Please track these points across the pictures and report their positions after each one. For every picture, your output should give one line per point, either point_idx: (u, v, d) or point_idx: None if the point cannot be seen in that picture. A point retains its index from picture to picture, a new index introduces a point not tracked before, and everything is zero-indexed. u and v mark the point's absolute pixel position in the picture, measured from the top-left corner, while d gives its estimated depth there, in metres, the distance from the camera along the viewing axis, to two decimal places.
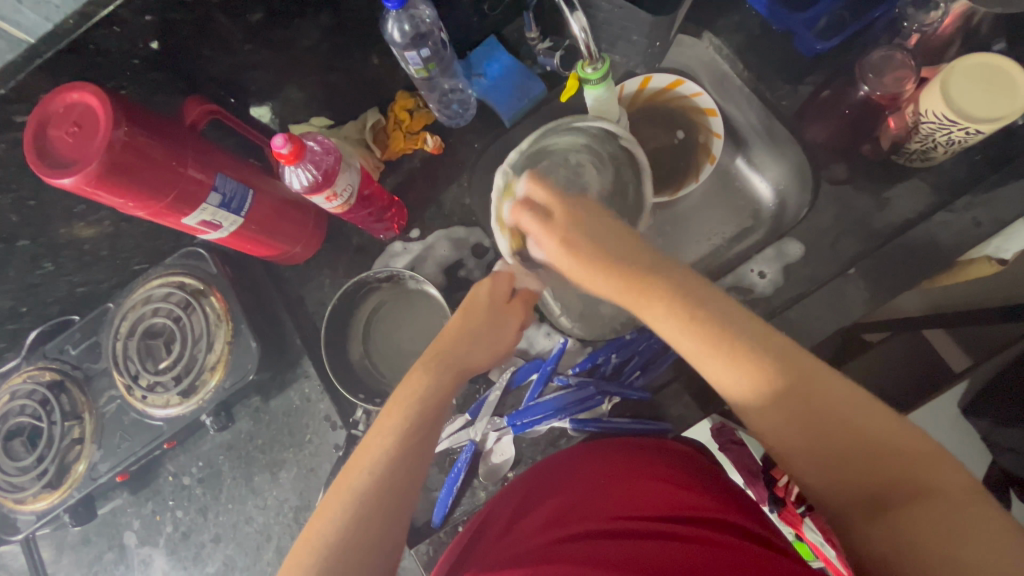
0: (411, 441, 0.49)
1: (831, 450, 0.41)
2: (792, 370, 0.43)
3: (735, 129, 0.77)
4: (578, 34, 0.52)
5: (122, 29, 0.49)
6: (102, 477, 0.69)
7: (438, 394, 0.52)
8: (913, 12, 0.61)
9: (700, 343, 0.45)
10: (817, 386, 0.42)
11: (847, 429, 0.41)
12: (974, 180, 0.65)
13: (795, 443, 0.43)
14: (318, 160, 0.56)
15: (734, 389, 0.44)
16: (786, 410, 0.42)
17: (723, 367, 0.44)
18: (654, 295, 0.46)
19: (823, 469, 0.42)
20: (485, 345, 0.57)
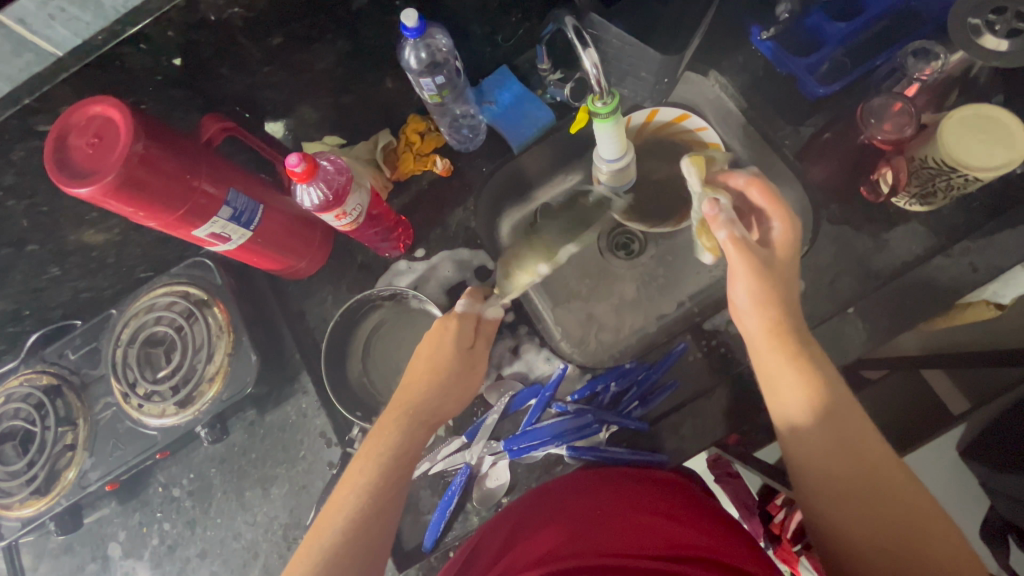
0: (380, 497, 0.50)
1: (875, 508, 0.44)
2: (849, 420, 0.48)
3: (738, 165, 0.79)
4: (590, 69, 0.54)
5: (148, 46, 0.50)
6: (92, 485, 0.68)
7: (403, 447, 0.52)
8: (914, 62, 0.63)
9: (791, 366, 0.50)
10: (867, 437, 0.47)
11: (888, 494, 0.45)
12: (972, 227, 0.66)
13: (843, 489, 0.46)
14: (330, 180, 0.57)
15: (803, 424, 0.49)
16: (842, 455, 0.47)
17: (802, 405, 0.49)
18: (788, 344, 0.51)
19: (855, 511, 0.45)
20: (450, 392, 0.57)
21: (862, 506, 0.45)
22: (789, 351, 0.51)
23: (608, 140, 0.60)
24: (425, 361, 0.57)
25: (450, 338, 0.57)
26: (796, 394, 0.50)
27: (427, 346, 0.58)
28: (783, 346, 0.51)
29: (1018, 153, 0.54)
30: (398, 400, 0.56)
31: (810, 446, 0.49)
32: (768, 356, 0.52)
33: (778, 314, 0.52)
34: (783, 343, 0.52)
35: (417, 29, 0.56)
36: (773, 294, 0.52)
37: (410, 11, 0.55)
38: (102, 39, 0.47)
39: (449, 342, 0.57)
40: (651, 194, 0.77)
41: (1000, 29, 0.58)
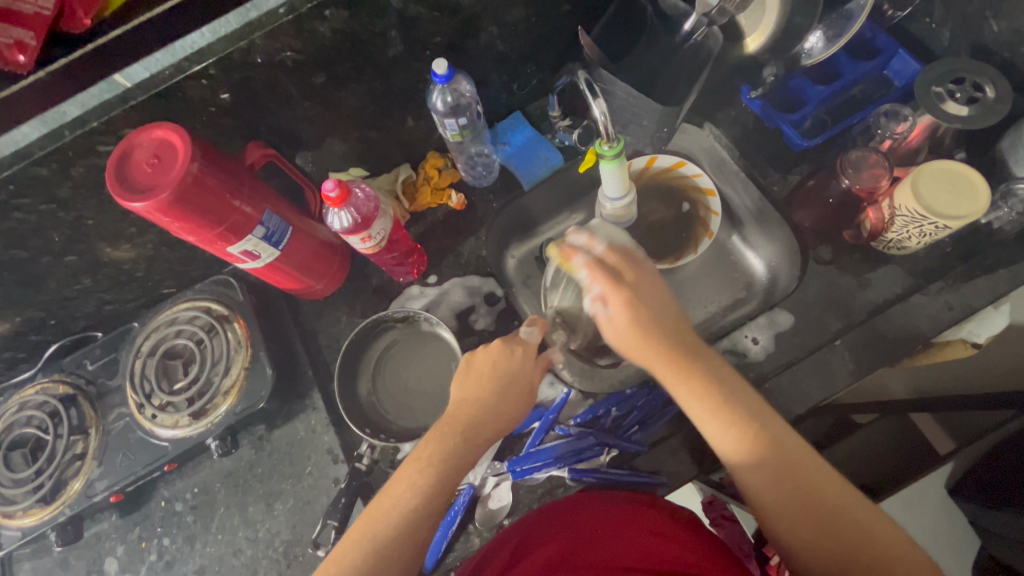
0: (435, 500, 0.54)
1: (795, 494, 0.52)
2: (770, 448, 0.53)
3: (731, 208, 0.85)
4: (600, 115, 0.62)
5: (207, 81, 0.57)
6: (97, 495, 0.69)
7: (458, 460, 0.56)
8: (885, 122, 0.71)
9: (705, 413, 0.56)
10: (784, 448, 0.54)
11: (803, 478, 0.52)
12: (945, 270, 0.72)
13: (770, 497, 0.53)
14: (360, 206, 0.62)
15: (720, 441, 0.56)
16: (758, 461, 0.53)
17: (714, 427, 0.55)
18: (693, 373, 0.57)
19: (787, 516, 0.52)
20: (507, 410, 0.60)
21: (785, 496, 0.52)
22: (693, 379, 0.57)
23: (612, 179, 0.66)
24: (483, 378, 0.61)
25: (515, 361, 0.62)
26: (710, 420, 0.56)
27: (483, 361, 0.62)
28: (687, 372, 0.57)
29: (981, 205, 0.61)
30: (455, 413, 0.59)
31: (732, 460, 0.55)
32: (675, 384, 0.57)
33: (668, 345, 0.58)
34: (687, 372, 0.57)
35: (445, 75, 0.63)
36: (658, 336, 0.58)
37: (441, 60, 0.62)
38: (169, 73, 0.54)
39: (512, 364, 0.62)
40: (649, 234, 0.85)
41: (959, 96, 0.66)
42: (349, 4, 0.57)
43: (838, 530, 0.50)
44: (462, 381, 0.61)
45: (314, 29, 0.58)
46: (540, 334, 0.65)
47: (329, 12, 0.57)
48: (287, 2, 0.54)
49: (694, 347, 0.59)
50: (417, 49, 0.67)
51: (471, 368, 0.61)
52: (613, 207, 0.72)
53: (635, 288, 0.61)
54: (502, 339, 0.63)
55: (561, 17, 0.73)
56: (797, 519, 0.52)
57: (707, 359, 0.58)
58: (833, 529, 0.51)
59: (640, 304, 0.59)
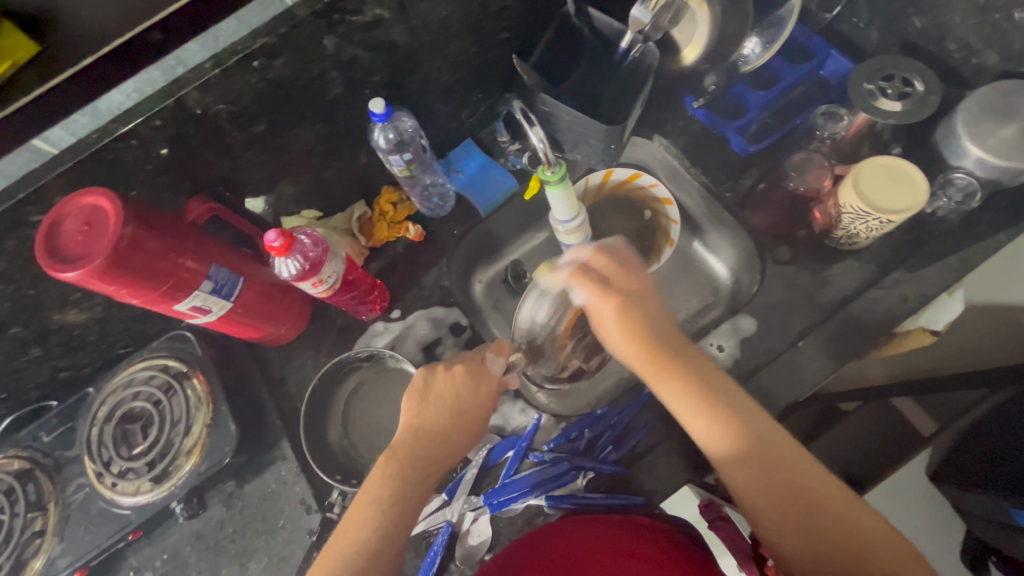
0: (388, 532, 0.53)
1: (779, 483, 0.52)
2: (761, 438, 0.54)
3: (690, 216, 0.85)
4: (538, 144, 0.62)
5: (138, 141, 0.56)
6: (60, 574, 0.66)
7: (411, 494, 0.56)
8: (824, 122, 0.73)
9: (697, 410, 0.55)
10: (772, 436, 0.54)
11: (786, 470, 0.52)
12: (899, 261, 0.73)
13: (756, 485, 0.52)
14: (307, 251, 0.61)
15: (704, 437, 0.55)
16: (738, 453, 0.53)
17: (701, 427, 0.55)
18: (672, 371, 0.56)
19: (776, 502, 0.51)
20: (459, 440, 0.61)
21: (773, 493, 0.52)
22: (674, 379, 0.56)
23: (561, 204, 0.66)
24: (439, 407, 0.61)
25: (468, 390, 0.63)
26: (695, 419, 0.55)
27: (440, 388, 0.62)
28: (667, 374, 0.56)
29: (920, 196, 0.62)
30: (407, 443, 0.59)
31: (717, 455, 0.55)
32: (654, 383, 0.57)
33: (652, 351, 0.57)
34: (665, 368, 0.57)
35: (384, 114, 0.63)
36: (642, 343, 0.58)
37: (377, 99, 0.62)
38: (96, 136, 0.53)
39: (467, 394, 0.63)
40: None
41: (891, 93, 0.68)
42: (279, 53, 0.57)
43: (817, 519, 0.50)
44: (416, 408, 0.61)
45: (245, 79, 0.57)
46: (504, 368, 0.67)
47: (259, 62, 0.56)
48: (214, 56, 0.54)
49: (678, 348, 0.59)
50: (357, 89, 0.67)
51: (428, 395, 0.62)
52: (568, 224, 0.69)
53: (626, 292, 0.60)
54: (463, 366, 0.64)
55: (499, 45, 0.73)
56: (786, 514, 0.51)
57: (690, 359, 0.58)
58: (819, 516, 0.51)
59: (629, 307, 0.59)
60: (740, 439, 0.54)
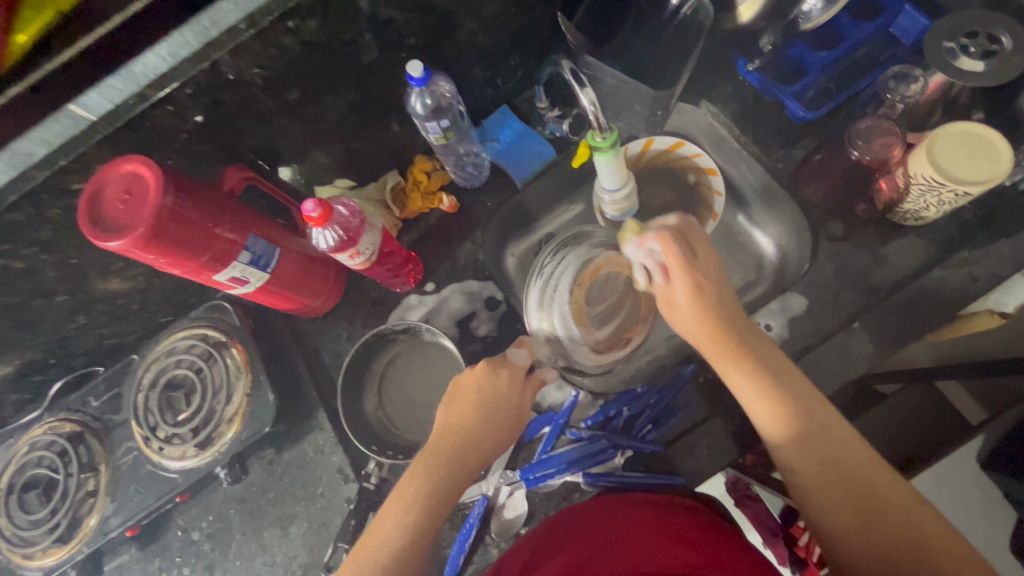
0: (424, 516, 0.54)
1: (837, 472, 0.50)
2: (823, 426, 0.52)
3: (737, 188, 0.81)
4: (589, 106, 0.57)
5: (173, 107, 0.54)
6: (113, 531, 0.69)
7: (442, 490, 0.56)
8: (895, 85, 0.66)
9: (761, 398, 0.53)
10: (839, 434, 0.51)
11: (850, 462, 0.50)
12: (967, 239, 0.69)
13: (806, 469, 0.51)
14: (345, 223, 0.60)
15: (761, 418, 0.54)
16: (800, 447, 0.52)
17: (758, 403, 0.53)
18: (744, 354, 0.55)
19: (838, 505, 0.49)
20: (491, 434, 0.60)
21: (827, 477, 0.50)
22: (747, 361, 0.55)
23: (608, 172, 0.63)
24: (468, 403, 0.61)
25: (497, 382, 0.62)
26: (755, 401, 0.54)
27: (467, 384, 0.62)
28: (733, 353, 0.55)
29: (1004, 167, 0.56)
30: (439, 442, 0.60)
31: (772, 442, 0.53)
32: (721, 365, 0.56)
33: (720, 331, 0.56)
34: (720, 339, 0.56)
35: (422, 78, 0.59)
36: (717, 307, 0.57)
37: (416, 62, 0.58)
38: (133, 102, 0.51)
39: (497, 388, 0.62)
40: (650, 219, 0.81)
41: (974, 51, 0.61)
42: (315, 12, 0.54)
43: (881, 523, 0.48)
44: (447, 407, 0.62)
45: (281, 41, 0.55)
46: (528, 356, 0.66)
47: (294, 23, 0.54)
48: (247, 17, 0.50)
49: (742, 326, 0.57)
50: (392, 52, 0.64)
51: (455, 394, 0.62)
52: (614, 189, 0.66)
53: (701, 266, 0.58)
54: (488, 362, 0.63)
55: (541, 3, 0.69)
56: (844, 511, 0.49)
57: (751, 341, 0.56)
58: (873, 513, 0.48)
59: (702, 285, 0.57)
60: (788, 419, 0.52)
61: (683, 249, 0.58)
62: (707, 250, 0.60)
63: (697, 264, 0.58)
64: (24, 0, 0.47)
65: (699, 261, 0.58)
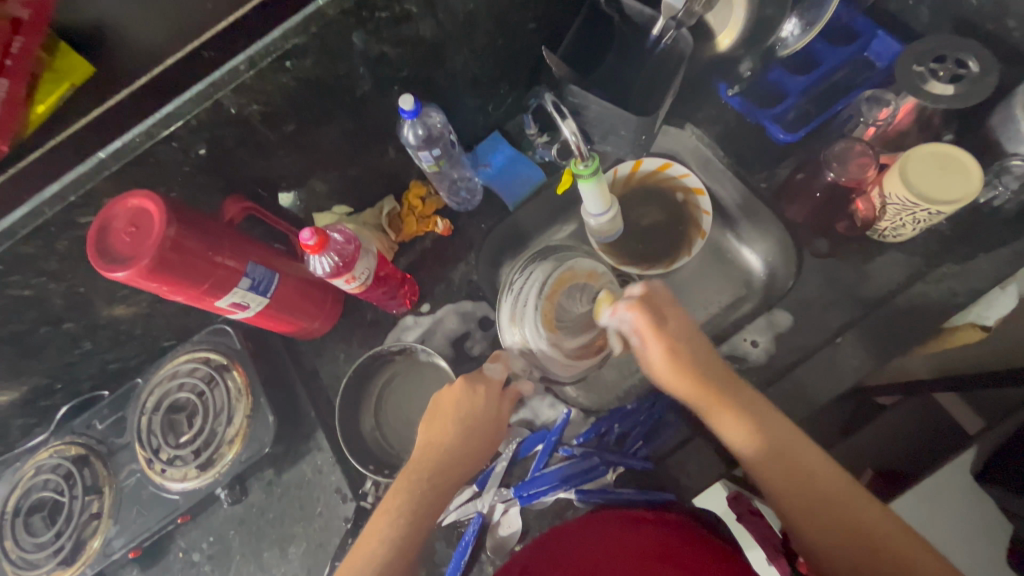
0: (412, 529, 0.56)
1: (823, 509, 0.52)
2: (788, 455, 0.54)
3: (723, 207, 0.83)
4: (570, 136, 0.61)
5: (177, 144, 0.57)
6: (115, 553, 0.70)
7: (426, 504, 0.59)
8: (867, 109, 0.70)
9: (748, 440, 0.55)
10: (824, 476, 0.53)
11: (833, 497, 0.52)
12: (947, 254, 0.70)
13: (799, 510, 0.52)
14: (340, 249, 0.63)
15: (735, 442, 0.56)
16: (790, 481, 0.53)
17: (739, 439, 0.55)
18: (724, 403, 0.56)
19: (836, 542, 0.50)
20: (470, 449, 0.63)
21: (815, 516, 0.52)
22: (728, 412, 0.56)
23: (592, 197, 0.65)
24: (447, 419, 0.63)
25: (477, 399, 0.64)
26: (740, 445, 0.55)
27: (446, 401, 0.64)
28: (722, 402, 0.56)
29: (973, 184, 0.58)
30: (425, 456, 0.62)
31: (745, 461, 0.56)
32: (707, 414, 0.58)
33: (699, 379, 0.57)
34: (696, 386, 0.57)
35: (413, 110, 0.62)
36: (693, 377, 0.58)
37: (406, 95, 0.61)
38: (139, 141, 0.54)
39: (476, 404, 0.64)
40: (642, 237, 0.83)
41: (942, 75, 0.64)
42: (310, 52, 0.57)
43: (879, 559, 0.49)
44: (428, 424, 0.64)
45: (279, 80, 0.58)
46: (503, 370, 0.69)
47: (291, 62, 0.57)
48: (248, 58, 0.54)
49: (720, 373, 0.59)
50: (386, 86, 0.67)
51: (436, 410, 0.64)
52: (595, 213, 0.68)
53: (673, 333, 0.59)
54: (466, 378, 0.66)
55: (528, 37, 0.72)
56: (842, 549, 0.50)
57: (735, 389, 0.58)
58: (872, 550, 0.49)
59: (677, 345, 0.59)
60: (774, 456, 0.54)
61: (660, 303, 0.61)
62: (678, 320, 0.60)
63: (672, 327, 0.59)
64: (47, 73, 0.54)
65: (669, 323, 0.60)
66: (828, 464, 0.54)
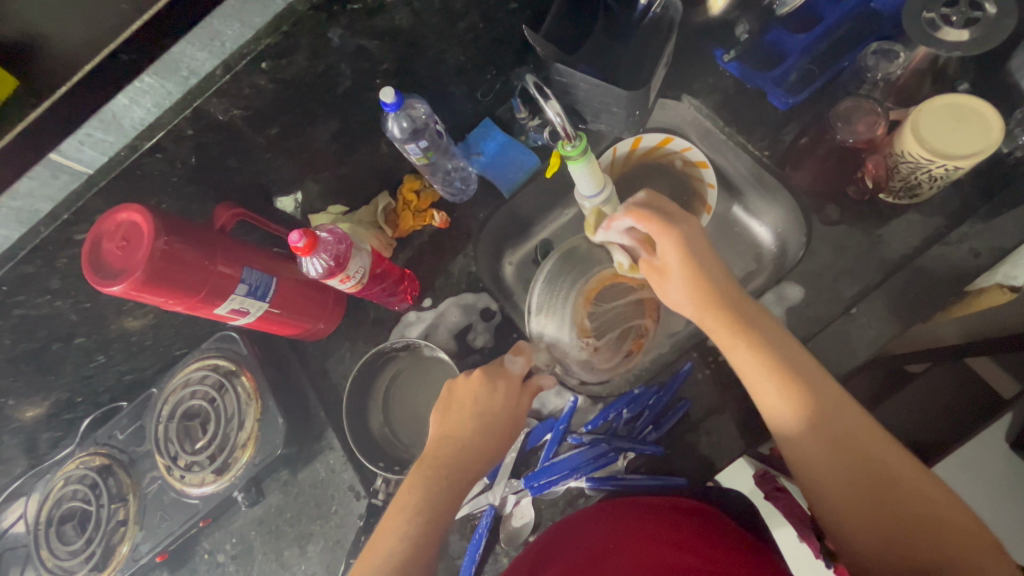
0: (428, 524, 0.55)
1: (851, 457, 0.48)
2: (827, 407, 0.49)
3: (728, 179, 0.80)
4: (555, 118, 0.60)
5: (163, 154, 0.57)
6: (143, 557, 0.72)
7: (438, 499, 0.56)
8: (875, 62, 0.66)
9: (768, 373, 0.51)
10: (851, 418, 0.49)
11: (864, 444, 0.48)
12: (969, 211, 0.67)
13: (827, 471, 0.48)
14: (331, 249, 0.62)
15: (774, 410, 0.51)
16: (817, 427, 0.49)
17: (770, 386, 0.51)
18: (741, 338, 0.54)
19: (863, 503, 0.47)
20: (486, 442, 0.61)
21: (836, 460, 0.48)
22: (746, 341, 0.53)
23: (584, 179, 0.63)
24: (462, 412, 0.62)
25: (492, 393, 0.63)
26: (766, 382, 0.51)
27: (463, 394, 0.63)
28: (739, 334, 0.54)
29: (992, 137, 0.55)
30: (437, 450, 0.61)
31: (783, 433, 0.51)
32: (725, 346, 0.55)
33: (714, 298, 0.56)
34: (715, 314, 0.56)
35: (395, 103, 0.61)
36: (718, 300, 0.56)
37: (387, 88, 0.60)
38: (125, 153, 0.55)
39: (495, 400, 0.63)
40: None
41: (955, 20, 0.59)
42: (284, 52, 0.56)
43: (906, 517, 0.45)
44: (444, 417, 0.63)
45: (255, 82, 0.57)
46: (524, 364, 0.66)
47: (266, 63, 0.56)
48: (223, 62, 0.54)
49: (739, 304, 0.56)
50: (367, 80, 0.66)
51: (451, 401, 0.63)
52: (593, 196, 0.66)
53: (693, 248, 0.57)
54: (484, 371, 0.64)
55: (510, 17, 0.69)
56: (865, 503, 0.47)
57: (760, 325, 0.54)
58: (899, 509, 0.45)
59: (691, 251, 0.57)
60: (805, 403, 0.50)
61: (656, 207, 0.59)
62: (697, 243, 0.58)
63: (691, 244, 0.57)
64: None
65: (679, 224, 0.58)
66: (850, 407, 0.50)
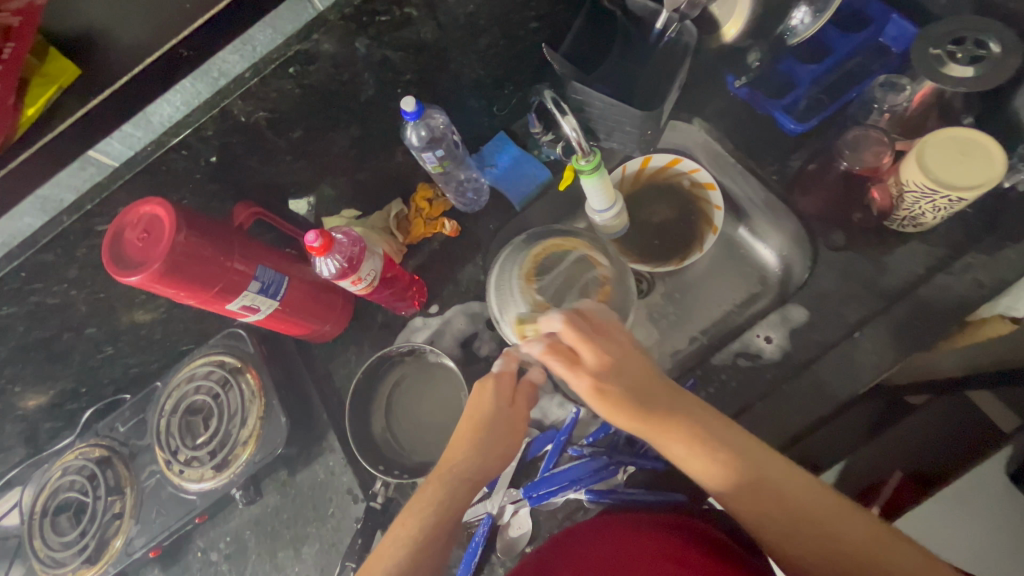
0: (436, 527, 0.54)
1: (787, 515, 0.49)
2: (755, 479, 0.50)
3: (735, 201, 0.81)
4: (570, 132, 0.61)
5: (188, 151, 0.59)
6: (136, 552, 0.72)
7: (445, 503, 0.56)
8: (882, 94, 0.68)
9: (696, 450, 0.51)
10: (779, 477, 0.50)
11: (793, 501, 0.49)
12: (972, 242, 0.68)
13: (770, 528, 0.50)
14: (345, 251, 0.63)
15: (708, 481, 0.52)
16: (747, 493, 0.50)
17: (700, 463, 0.51)
18: (678, 433, 0.52)
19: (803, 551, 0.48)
20: (488, 444, 0.60)
21: (771, 518, 0.49)
22: (678, 433, 0.52)
23: (595, 193, 0.66)
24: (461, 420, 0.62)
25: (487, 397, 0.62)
26: (690, 461, 0.52)
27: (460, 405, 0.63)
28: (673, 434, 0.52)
29: (995, 171, 0.56)
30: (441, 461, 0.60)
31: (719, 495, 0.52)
32: (663, 442, 0.53)
33: (644, 415, 0.53)
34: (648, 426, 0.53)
35: (415, 112, 0.63)
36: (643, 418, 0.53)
37: (409, 97, 0.62)
38: (151, 149, 0.56)
39: (485, 402, 0.61)
40: (654, 233, 0.83)
41: (961, 57, 0.61)
42: (311, 59, 0.58)
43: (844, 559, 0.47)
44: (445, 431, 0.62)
45: (281, 86, 0.59)
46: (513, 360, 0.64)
47: (293, 69, 0.58)
48: (253, 66, 0.55)
49: (666, 394, 0.55)
50: (389, 89, 0.68)
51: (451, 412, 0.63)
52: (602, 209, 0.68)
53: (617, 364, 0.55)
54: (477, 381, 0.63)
55: (530, 35, 0.71)
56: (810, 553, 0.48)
57: (682, 406, 0.54)
58: (838, 553, 0.47)
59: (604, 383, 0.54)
60: (734, 473, 0.51)
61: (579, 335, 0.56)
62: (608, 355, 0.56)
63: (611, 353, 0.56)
64: (35, 77, 0.50)
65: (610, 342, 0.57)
66: (774, 462, 0.51)
